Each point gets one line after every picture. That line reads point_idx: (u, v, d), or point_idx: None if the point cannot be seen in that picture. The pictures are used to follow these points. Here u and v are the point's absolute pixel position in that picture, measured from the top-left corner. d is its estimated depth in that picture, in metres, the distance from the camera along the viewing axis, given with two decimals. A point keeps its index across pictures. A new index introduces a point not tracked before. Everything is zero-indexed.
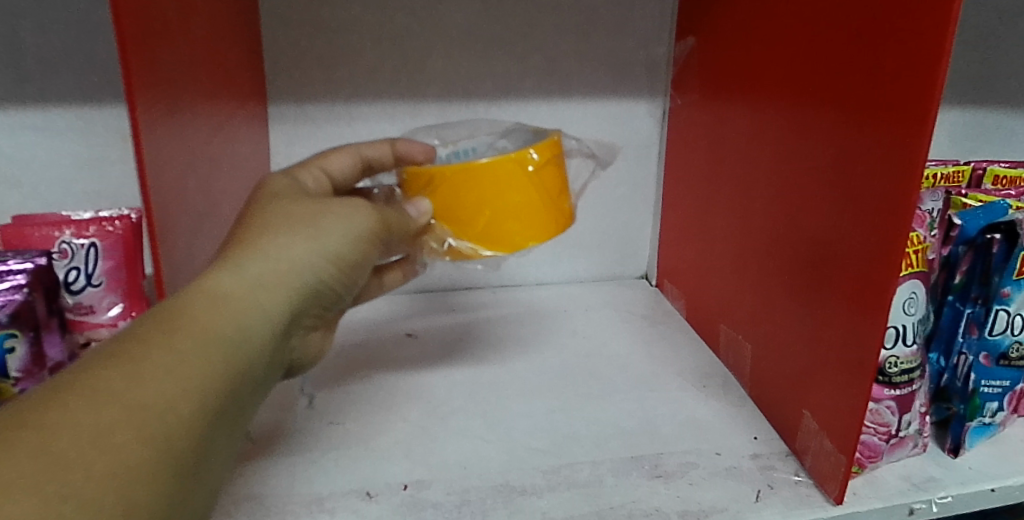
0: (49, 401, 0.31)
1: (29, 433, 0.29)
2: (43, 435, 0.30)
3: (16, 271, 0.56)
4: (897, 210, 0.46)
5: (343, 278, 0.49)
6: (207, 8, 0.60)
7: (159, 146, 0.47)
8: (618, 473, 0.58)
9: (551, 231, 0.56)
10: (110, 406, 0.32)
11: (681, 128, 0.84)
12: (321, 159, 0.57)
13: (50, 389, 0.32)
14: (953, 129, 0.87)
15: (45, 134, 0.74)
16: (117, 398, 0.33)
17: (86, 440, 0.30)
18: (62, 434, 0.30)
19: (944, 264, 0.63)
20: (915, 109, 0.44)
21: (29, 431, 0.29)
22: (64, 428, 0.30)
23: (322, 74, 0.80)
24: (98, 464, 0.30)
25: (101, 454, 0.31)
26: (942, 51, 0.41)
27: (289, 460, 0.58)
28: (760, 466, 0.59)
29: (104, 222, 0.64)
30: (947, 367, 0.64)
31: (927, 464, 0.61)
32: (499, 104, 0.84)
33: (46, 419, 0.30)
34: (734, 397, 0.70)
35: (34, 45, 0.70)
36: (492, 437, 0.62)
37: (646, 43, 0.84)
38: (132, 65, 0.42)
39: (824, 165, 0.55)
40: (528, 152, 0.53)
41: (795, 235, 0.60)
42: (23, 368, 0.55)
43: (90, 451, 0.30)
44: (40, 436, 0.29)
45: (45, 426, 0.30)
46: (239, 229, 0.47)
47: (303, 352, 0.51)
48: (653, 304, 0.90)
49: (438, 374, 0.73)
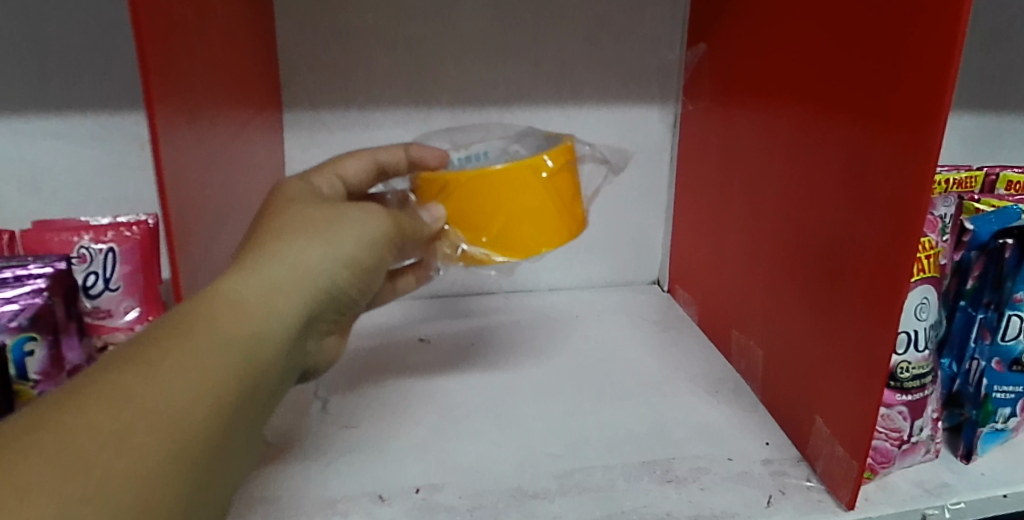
0: (67, 403, 0.32)
1: (47, 435, 0.30)
2: (60, 437, 0.30)
3: (37, 275, 0.57)
4: (909, 210, 0.46)
5: (358, 283, 0.50)
6: (225, 17, 0.61)
7: (178, 151, 0.48)
8: (630, 477, 0.58)
9: (563, 237, 0.57)
10: (127, 409, 0.33)
11: (693, 133, 0.84)
12: (336, 164, 0.58)
13: (69, 391, 0.33)
14: (965, 134, 0.87)
15: (64, 141, 0.75)
16: (133, 401, 0.33)
17: (100, 443, 0.31)
18: (79, 435, 0.31)
19: (957, 269, 0.63)
20: (927, 109, 0.44)
21: (47, 433, 0.30)
22: (81, 430, 0.31)
23: (336, 80, 0.81)
24: (115, 466, 0.31)
25: (116, 458, 0.31)
26: (954, 51, 0.41)
27: (304, 463, 0.59)
28: (772, 471, 0.60)
29: (121, 227, 0.65)
30: (959, 373, 0.64)
31: (940, 470, 0.61)
32: (511, 111, 0.85)
33: (64, 421, 0.31)
34: (746, 402, 0.70)
35: (55, 52, 0.71)
36: (504, 441, 0.63)
37: (658, 49, 0.85)
38: (151, 70, 0.43)
39: (836, 169, 0.55)
40: (542, 159, 0.54)
41: (807, 238, 0.60)
42: (41, 371, 0.56)
43: (104, 454, 0.31)
44: (57, 438, 0.30)
45: (63, 427, 0.31)
46: (254, 234, 0.48)
47: (318, 356, 0.52)
48: (664, 310, 0.90)
49: (452, 379, 0.73)
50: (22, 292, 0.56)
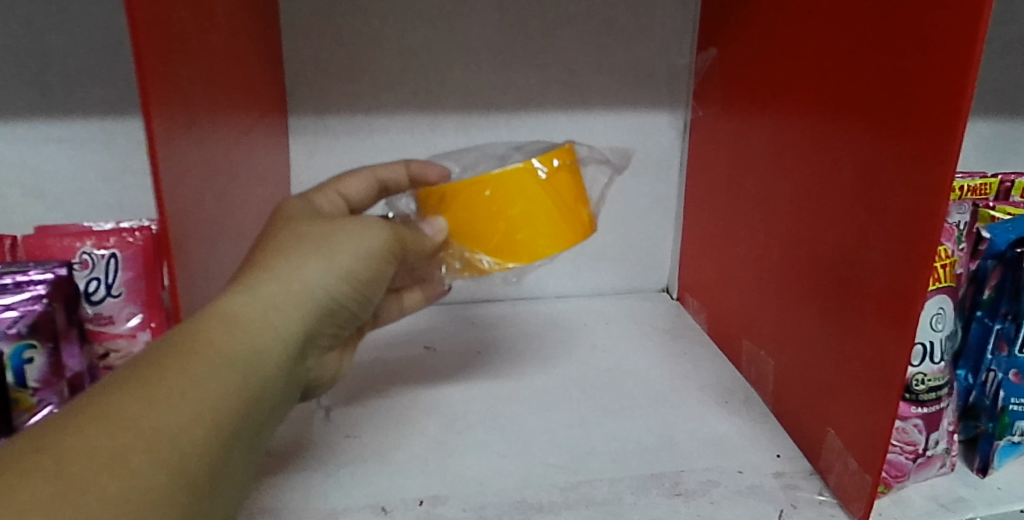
0: (65, 425, 0.32)
1: (46, 458, 0.30)
2: (58, 460, 0.30)
3: (36, 281, 0.56)
4: (925, 219, 0.45)
5: (357, 295, 0.49)
6: (228, 21, 0.61)
7: (177, 159, 0.47)
8: (638, 491, 0.57)
9: (570, 239, 0.54)
10: (125, 430, 0.32)
11: (703, 139, 0.83)
12: (338, 183, 0.57)
13: (68, 413, 0.33)
14: (980, 140, 0.86)
15: (68, 147, 0.75)
16: (132, 422, 0.33)
17: (99, 464, 0.31)
18: (77, 459, 0.30)
19: (973, 279, 0.62)
20: (943, 114, 0.43)
21: (45, 458, 0.30)
22: (80, 451, 0.31)
23: (342, 85, 0.80)
24: (115, 489, 0.30)
25: (115, 477, 0.31)
26: (973, 56, 0.40)
27: (306, 474, 0.58)
28: (783, 484, 0.58)
29: (124, 233, 0.64)
30: (975, 384, 0.63)
31: (956, 484, 0.60)
32: (518, 116, 0.84)
33: (63, 443, 0.31)
34: (757, 413, 0.69)
35: (60, 58, 0.71)
36: (509, 452, 0.62)
37: (668, 54, 0.84)
38: (148, 77, 0.43)
39: (849, 179, 0.54)
40: (532, 163, 0.52)
41: (819, 250, 0.59)
42: (41, 378, 0.55)
43: (103, 474, 0.30)
44: (56, 461, 0.30)
45: (61, 450, 0.30)
46: (254, 251, 0.47)
47: (320, 373, 0.51)
48: (673, 318, 0.89)
49: (457, 387, 0.72)
50: (21, 298, 0.55)
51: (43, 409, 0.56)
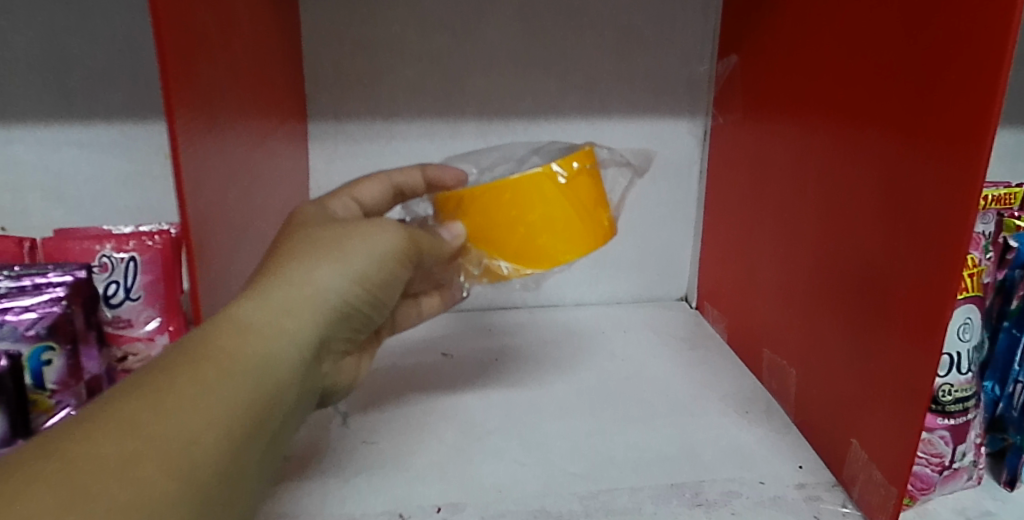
0: (74, 431, 0.31)
1: (55, 464, 0.30)
2: (66, 467, 0.30)
3: (56, 283, 0.56)
4: (955, 227, 0.44)
5: (370, 300, 0.49)
6: (251, 25, 0.61)
7: (198, 162, 0.47)
8: (658, 500, 0.56)
9: (589, 244, 0.53)
10: (133, 437, 0.32)
11: (723, 146, 0.83)
12: (352, 187, 0.57)
13: (76, 420, 0.32)
14: (1005, 149, 0.85)
15: (88, 150, 0.75)
16: (141, 429, 0.33)
17: (107, 471, 0.30)
18: (84, 466, 0.30)
19: (1000, 288, 0.60)
20: (975, 118, 0.42)
21: (55, 465, 0.29)
22: (89, 459, 0.30)
23: (363, 91, 0.80)
24: (121, 496, 0.30)
25: (124, 485, 0.30)
26: (1004, 58, 0.40)
27: (324, 480, 0.58)
28: (806, 496, 0.58)
29: (144, 237, 0.64)
30: (1003, 396, 0.62)
31: (982, 497, 0.59)
32: (537, 123, 0.84)
33: (72, 449, 0.30)
34: (778, 423, 0.68)
35: (81, 62, 0.71)
36: (527, 460, 0.61)
37: (688, 61, 0.84)
38: (173, 80, 0.43)
39: (875, 186, 0.53)
40: (553, 168, 0.51)
41: (844, 258, 0.58)
42: (59, 380, 0.55)
43: (111, 482, 0.30)
44: (64, 468, 0.30)
45: (69, 456, 0.30)
46: (267, 258, 0.47)
47: (333, 380, 0.51)
48: (692, 328, 0.88)
49: (475, 395, 0.71)
50: (39, 301, 0.55)
51: (61, 411, 0.56)
